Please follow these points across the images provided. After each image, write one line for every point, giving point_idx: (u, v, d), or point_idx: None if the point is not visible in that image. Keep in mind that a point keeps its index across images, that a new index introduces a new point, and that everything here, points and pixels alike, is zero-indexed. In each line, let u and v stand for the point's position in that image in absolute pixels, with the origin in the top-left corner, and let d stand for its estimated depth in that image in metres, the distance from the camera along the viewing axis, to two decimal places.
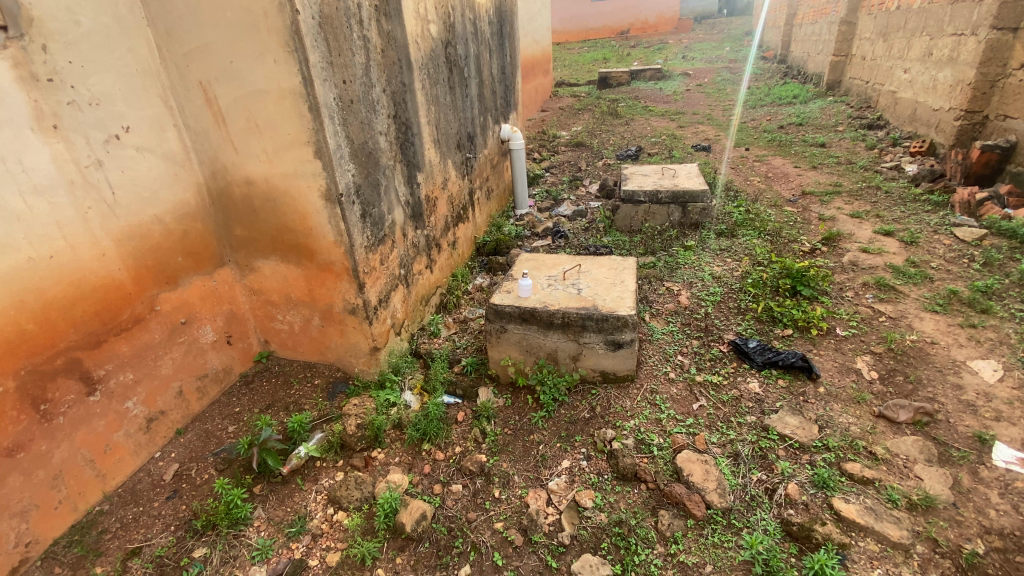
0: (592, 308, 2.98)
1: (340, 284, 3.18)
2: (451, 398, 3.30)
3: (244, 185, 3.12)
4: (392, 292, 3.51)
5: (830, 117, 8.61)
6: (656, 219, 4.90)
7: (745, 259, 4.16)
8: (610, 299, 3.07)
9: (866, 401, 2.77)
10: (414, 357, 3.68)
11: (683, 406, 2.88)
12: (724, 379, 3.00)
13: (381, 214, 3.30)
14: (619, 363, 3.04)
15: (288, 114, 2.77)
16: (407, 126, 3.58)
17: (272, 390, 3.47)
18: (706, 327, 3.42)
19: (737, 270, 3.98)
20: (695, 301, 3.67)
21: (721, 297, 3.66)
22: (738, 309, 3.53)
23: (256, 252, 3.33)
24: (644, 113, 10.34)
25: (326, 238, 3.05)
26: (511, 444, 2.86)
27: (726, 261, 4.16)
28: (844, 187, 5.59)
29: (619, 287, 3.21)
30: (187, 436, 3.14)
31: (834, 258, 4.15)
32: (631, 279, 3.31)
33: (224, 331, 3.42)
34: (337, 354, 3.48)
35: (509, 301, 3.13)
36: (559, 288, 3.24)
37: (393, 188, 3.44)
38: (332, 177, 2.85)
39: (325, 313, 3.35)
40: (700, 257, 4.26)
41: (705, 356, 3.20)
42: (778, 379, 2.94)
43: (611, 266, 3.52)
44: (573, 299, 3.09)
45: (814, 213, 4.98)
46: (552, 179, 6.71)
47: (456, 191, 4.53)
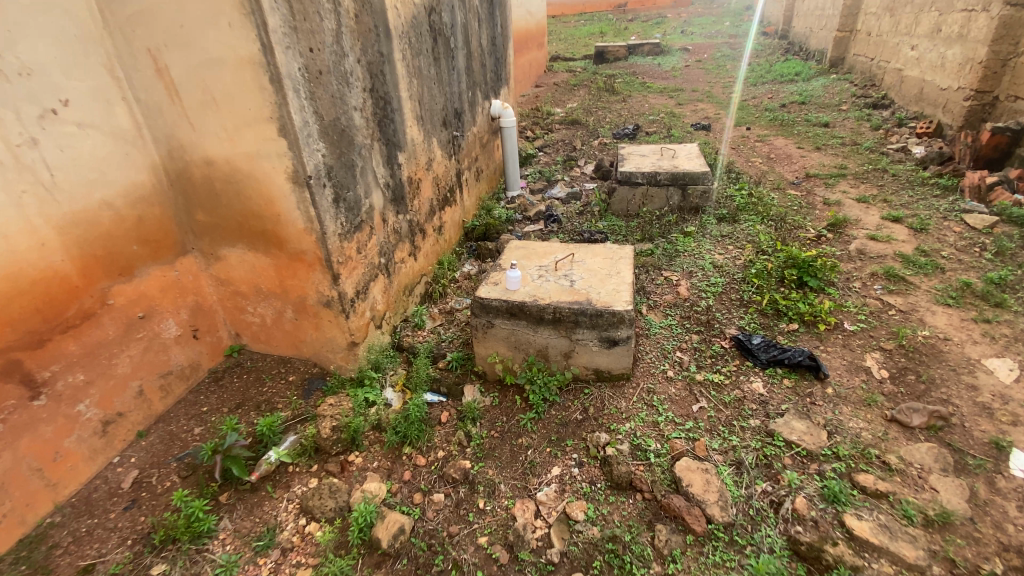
0: (586, 302, 2.75)
1: (313, 274, 2.93)
2: (434, 396, 3.09)
3: (204, 165, 2.84)
4: (371, 283, 3.26)
5: (833, 96, 8.29)
6: (654, 202, 4.65)
7: (748, 246, 3.93)
8: (605, 292, 2.84)
9: (877, 404, 2.59)
10: (396, 351, 3.47)
11: (683, 408, 2.70)
12: (726, 379, 2.81)
13: (358, 198, 3.04)
14: (614, 361, 2.83)
15: (248, 86, 2.48)
16: (386, 101, 3.29)
17: (244, 387, 3.25)
18: (707, 321, 3.22)
19: (739, 258, 3.76)
20: (695, 292, 3.46)
21: (722, 288, 3.45)
22: (741, 301, 3.32)
23: (221, 240, 3.06)
24: (641, 89, 9.97)
25: (295, 225, 2.79)
26: (497, 449, 2.67)
27: (728, 248, 3.94)
28: (849, 170, 5.34)
29: (615, 278, 2.98)
30: (149, 439, 2.92)
31: (840, 245, 3.93)
32: (628, 269, 3.08)
33: (189, 324, 3.17)
34: (313, 348, 3.25)
35: (496, 294, 2.89)
36: (549, 279, 3.00)
37: (371, 168, 3.16)
38: (299, 157, 2.57)
39: (298, 306, 3.11)
40: (700, 244, 4.03)
41: (705, 354, 3.00)
42: (783, 379, 2.75)
43: (606, 255, 3.28)
44: (565, 293, 2.86)
45: (819, 197, 4.76)
46: (546, 159, 6.41)
47: (442, 172, 4.25)
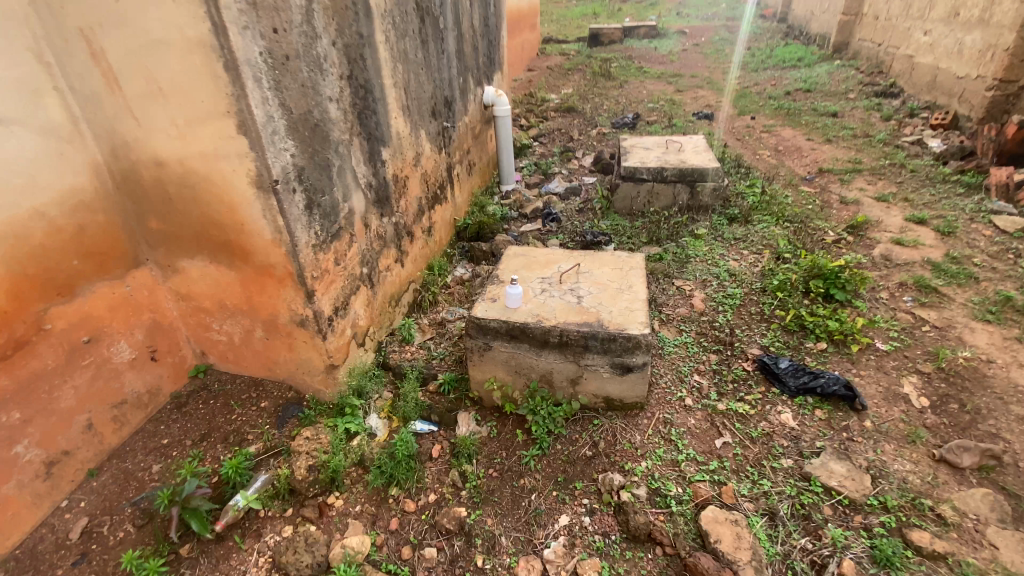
0: (596, 324, 2.43)
1: (284, 291, 2.57)
2: (424, 425, 2.77)
3: (154, 167, 2.44)
4: (352, 297, 2.91)
5: (840, 83, 7.96)
6: (660, 200, 4.32)
7: (766, 251, 3.63)
8: (617, 312, 2.51)
9: (922, 441, 2.31)
10: (382, 370, 3.13)
11: (704, 444, 2.41)
12: (751, 409, 2.53)
13: (336, 202, 2.66)
14: (627, 390, 2.53)
15: (200, 74, 2.08)
16: (367, 89, 2.89)
17: (210, 414, 2.89)
18: (726, 339, 2.92)
19: (756, 266, 3.45)
20: (711, 305, 3.15)
21: (740, 300, 3.15)
22: (762, 316, 3.02)
23: (178, 251, 2.67)
24: (639, 74, 9.54)
25: (261, 236, 2.41)
26: (497, 492, 2.37)
27: (743, 254, 3.62)
28: (864, 165, 5.05)
29: (627, 295, 2.66)
30: (102, 479, 2.58)
31: (862, 250, 3.65)
32: (641, 283, 2.76)
33: (146, 345, 2.80)
34: (288, 370, 2.91)
35: (495, 314, 2.55)
36: (554, 295, 2.67)
37: (351, 168, 2.78)
38: (263, 158, 2.19)
39: (270, 326, 2.76)
40: (712, 248, 3.71)
41: (725, 378, 2.71)
42: (815, 410, 2.47)
43: (615, 265, 2.94)
44: (571, 312, 2.53)
45: (835, 195, 4.48)
46: (541, 150, 6.03)
47: (431, 167, 3.86)
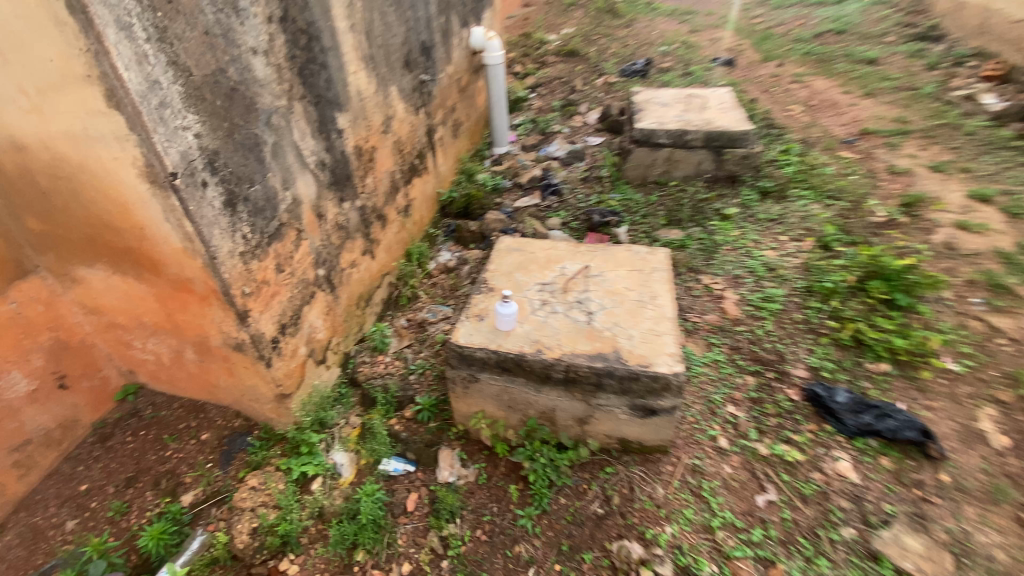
0: (611, 358, 1.88)
1: (210, 310, 2.00)
2: (398, 466, 2.28)
3: (15, 151, 1.78)
4: (305, 308, 2.33)
5: (875, 23, 7.05)
6: (680, 169, 3.67)
7: (807, 237, 3.04)
8: (637, 339, 1.96)
9: (1011, 501, 1.84)
10: (348, 390, 2.61)
11: (743, 502, 1.94)
12: (800, 455, 2.03)
13: (273, 190, 2.03)
14: (648, 432, 2.03)
15: (40, 19, 1.40)
16: (310, 35, 2.18)
17: (139, 449, 2.38)
18: (767, 356, 2.39)
19: (798, 258, 2.87)
20: (745, 310, 2.60)
21: (782, 304, 2.60)
22: (809, 326, 2.48)
23: (73, 258, 2.06)
24: (648, 11, 8.49)
25: (169, 244, 1.81)
26: (486, 563, 1.92)
27: (782, 240, 3.03)
28: (912, 126, 4.38)
29: (650, 311, 2.09)
30: (8, 539, 2.10)
31: (920, 234, 3.07)
32: (666, 292, 2.19)
33: (50, 372, 2.24)
34: (232, 396, 2.38)
35: (482, 340, 1.99)
36: (557, 311, 2.10)
37: (292, 142, 2.13)
38: (150, 143, 1.55)
39: (201, 348, 2.20)
40: (744, 233, 3.11)
41: (767, 411, 2.20)
42: (879, 458, 1.97)
43: (633, 265, 2.35)
44: (579, 337, 1.98)
45: (882, 163, 3.88)
46: (539, 103, 5.25)
47: (406, 132, 3.17)
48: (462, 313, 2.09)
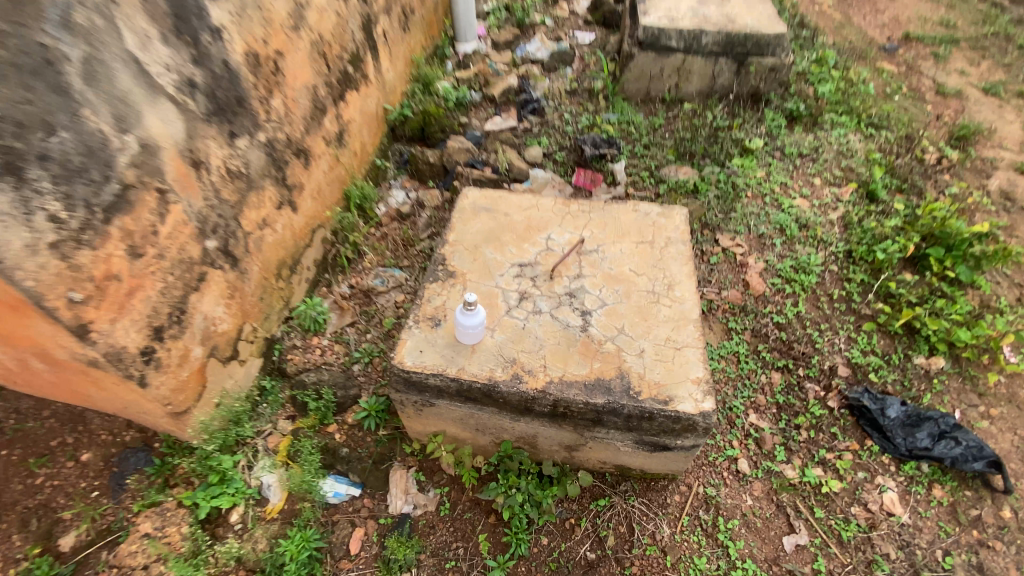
0: (616, 390, 1.36)
1: (32, 323, 1.37)
2: (338, 492, 1.82)
3: None
4: (193, 297, 1.71)
5: None
6: (692, 83, 2.92)
7: (846, 182, 2.46)
8: (651, 358, 1.43)
9: None
10: (275, 384, 2.06)
11: (768, 546, 1.57)
12: (838, 483, 1.65)
13: (97, 136, 1.33)
14: (655, 463, 1.59)
15: None
16: None
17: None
18: (799, 347, 1.92)
19: (835, 212, 2.31)
20: (773, 283, 2.08)
21: (817, 275, 2.09)
22: (849, 307, 2.01)
23: None
24: None
25: None
26: None
27: (815, 186, 2.45)
28: (960, 32, 3.62)
29: (665, 310, 1.54)
30: None
31: (975, 180, 2.52)
32: (688, 279, 1.63)
33: None
34: (114, 407, 1.80)
35: (436, 360, 1.42)
36: (541, 311, 1.54)
37: (124, 53, 1.38)
38: None
39: (47, 359, 1.56)
40: (770, 174, 2.50)
41: (797, 422, 1.78)
42: (932, 489, 1.62)
43: (641, 236, 1.76)
44: (572, 355, 1.43)
45: (928, 80, 3.19)
46: None
47: (330, 25, 2.28)
48: (410, 317, 1.50)
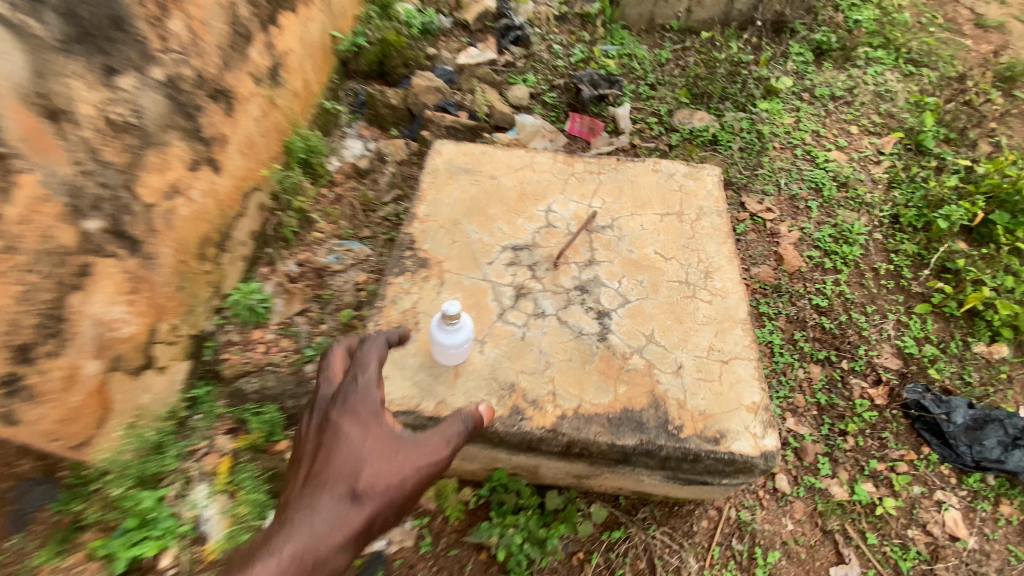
0: (649, 425, 1.02)
1: None
2: None
3: None
4: (75, 296, 1.28)
5: None
6: (706, 6, 2.42)
7: (887, 131, 2.09)
8: (691, 377, 1.08)
9: None
10: (210, 392, 1.68)
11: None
12: (893, 501, 1.41)
13: None
14: (684, 491, 1.29)
15: None
16: None
17: None
18: (842, 335, 1.62)
19: (877, 167, 1.96)
20: (810, 256, 1.74)
21: (861, 246, 1.76)
22: (898, 286, 1.70)
23: None
24: None
25: None
26: None
27: (851, 135, 2.08)
28: None
29: (704, 308, 1.19)
30: None
31: None
32: (729, 264, 1.27)
33: None
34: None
35: (412, 389, 1.03)
36: (545, 314, 1.17)
37: None
38: None
39: None
40: (800, 120, 2.10)
41: (843, 428, 1.50)
42: (999, 505, 1.40)
43: (665, 205, 1.37)
44: (588, 377, 1.07)
45: (969, 6, 2.77)
46: None
47: None
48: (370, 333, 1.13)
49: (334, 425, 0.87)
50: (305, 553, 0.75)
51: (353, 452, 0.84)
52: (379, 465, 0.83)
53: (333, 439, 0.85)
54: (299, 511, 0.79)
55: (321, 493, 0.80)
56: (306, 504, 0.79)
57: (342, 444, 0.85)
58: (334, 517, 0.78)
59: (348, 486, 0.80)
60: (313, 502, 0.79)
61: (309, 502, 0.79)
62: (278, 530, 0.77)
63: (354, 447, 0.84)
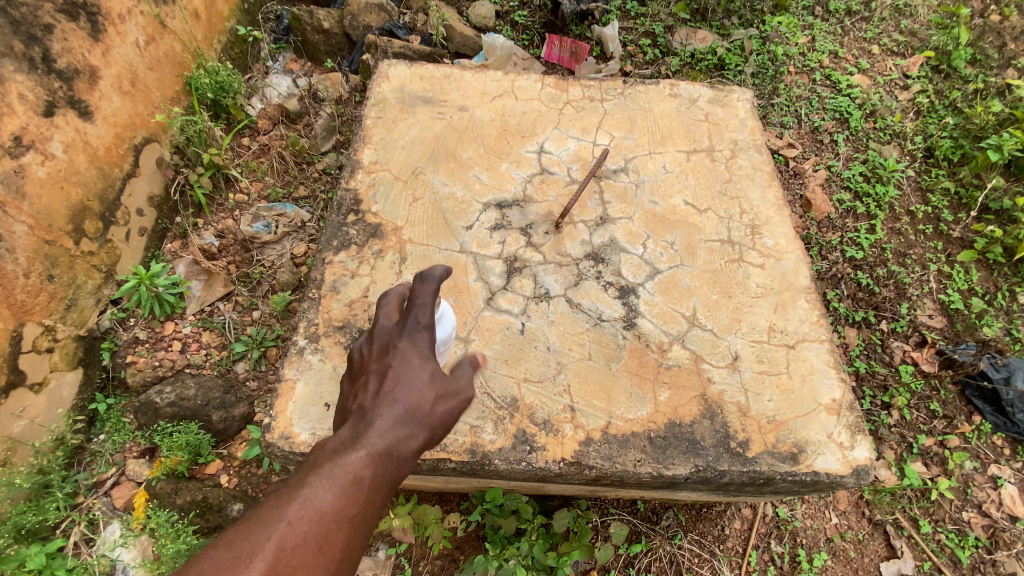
0: (706, 444, 0.76)
1: None
2: None
3: None
4: None
5: None
6: None
7: (910, 52, 1.82)
8: (752, 372, 0.82)
9: None
10: (114, 405, 1.30)
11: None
12: (945, 482, 1.22)
13: None
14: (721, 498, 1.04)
15: None
16: None
17: None
18: (883, 292, 1.38)
19: (904, 92, 1.70)
20: (839, 200, 1.49)
21: (895, 186, 1.52)
22: (937, 231, 1.48)
23: None
24: None
25: None
26: None
27: (873, 56, 1.79)
28: None
29: (756, 275, 0.90)
30: None
31: None
32: (781, 214, 0.98)
33: None
34: None
35: None
36: (551, 295, 0.87)
37: None
38: None
39: None
40: (816, 39, 1.79)
41: (888, 401, 1.29)
42: None
43: (691, 139, 1.05)
44: (617, 382, 0.80)
45: None
46: None
47: None
48: (307, 343, 0.83)
49: (410, 336, 0.61)
50: (390, 463, 0.54)
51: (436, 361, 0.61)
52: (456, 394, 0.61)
53: (408, 340, 0.62)
54: (376, 416, 0.57)
55: (393, 410, 0.57)
56: (383, 408, 0.57)
57: (422, 357, 0.61)
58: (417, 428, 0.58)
59: (435, 392, 0.59)
60: (392, 407, 0.57)
61: (387, 407, 0.57)
62: (352, 431, 0.56)
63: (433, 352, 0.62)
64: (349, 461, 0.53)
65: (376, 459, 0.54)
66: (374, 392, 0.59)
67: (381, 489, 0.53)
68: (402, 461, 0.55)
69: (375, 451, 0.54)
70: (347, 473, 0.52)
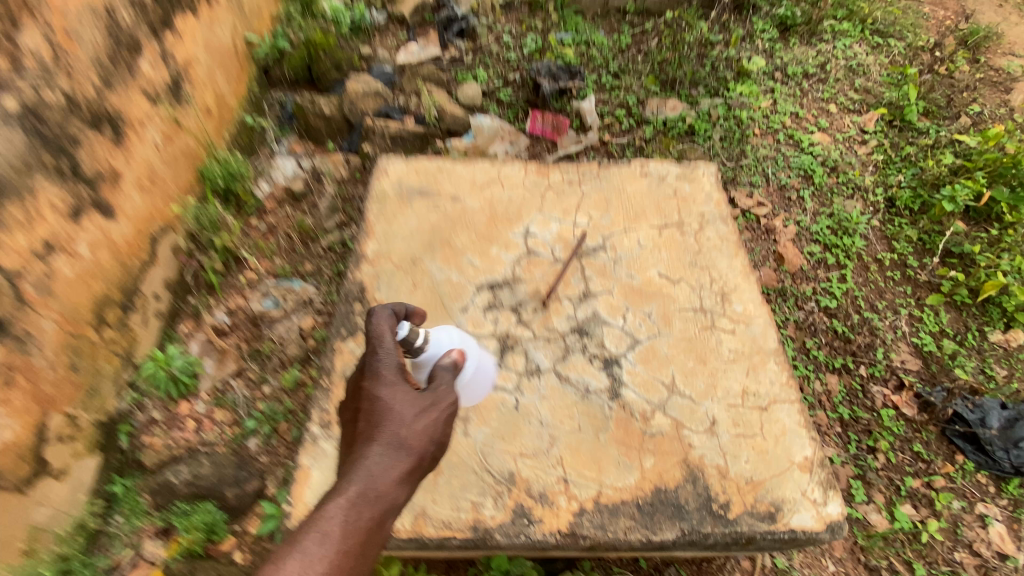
0: (690, 508, 0.82)
1: None
2: None
3: None
4: None
5: None
6: None
7: (865, 108, 1.97)
8: (730, 435, 0.89)
9: None
10: (130, 486, 1.34)
11: None
12: (936, 523, 1.26)
13: None
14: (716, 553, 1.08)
15: None
16: None
17: None
18: (859, 337, 1.46)
19: (863, 147, 1.84)
20: (811, 252, 1.59)
21: (861, 236, 1.63)
22: (905, 277, 1.57)
23: None
24: None
25: None
26: None
27: (831, 115, 1.94)
28: None
29: (728, 340, 0.99)
30: None
31: (1000, 92, 2.07)
32: (747, 282, 1.07)
33: None
34: None
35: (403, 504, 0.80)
36: (541, 370, 0.95)
37: None
38: None
39: None
40: (777, 103, 1.95)
41: (875, 445, 1.34)
42: None
43: (662, 215, 1.16)
44: (605, 452, 0.87)
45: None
46: None
47: None
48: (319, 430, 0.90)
49: (375, 376, 0.72)
50: (366, 499, 0.65)
51: (402, 389, 0.71)
52: (424, 414, 0.70)
53: (374, 379, 0.72)
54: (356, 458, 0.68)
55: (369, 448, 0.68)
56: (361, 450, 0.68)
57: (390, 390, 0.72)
58: (394, 455, 0.68)
59: (405, 418, 0.69)
60: (369, 445, 0.68)
61: (365, 447, 0.68)
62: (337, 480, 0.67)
63: (399, 379, 0.72)
64: (329, 509, 0.63)
65: (354, 499, 0.64)
66: (356, 435, 0.71)
67: (366, 517, 0.64)
68: (377, 494, 0.65)
69: (354, 491, 0.65)
70: (328, 520, 0.62)
